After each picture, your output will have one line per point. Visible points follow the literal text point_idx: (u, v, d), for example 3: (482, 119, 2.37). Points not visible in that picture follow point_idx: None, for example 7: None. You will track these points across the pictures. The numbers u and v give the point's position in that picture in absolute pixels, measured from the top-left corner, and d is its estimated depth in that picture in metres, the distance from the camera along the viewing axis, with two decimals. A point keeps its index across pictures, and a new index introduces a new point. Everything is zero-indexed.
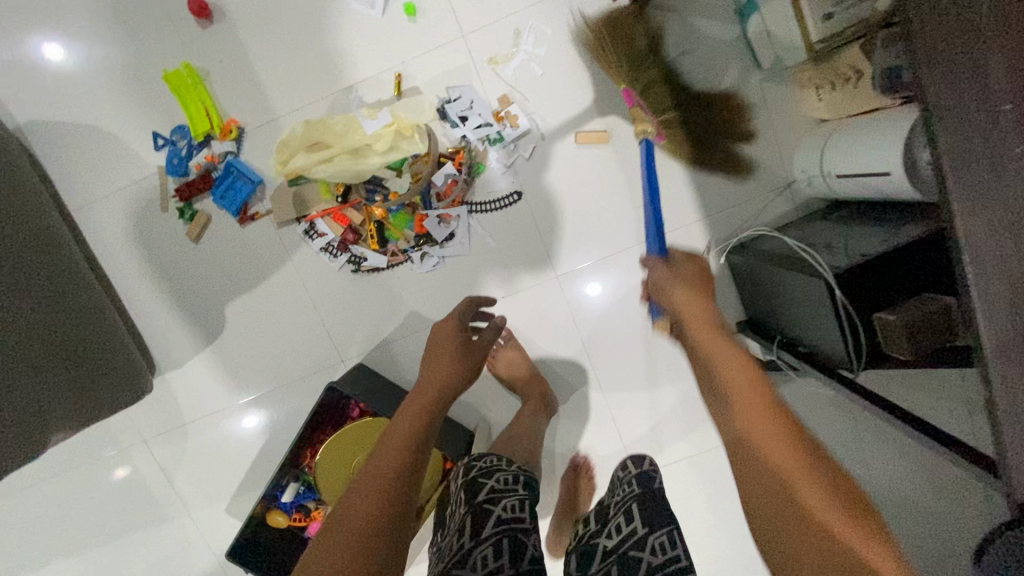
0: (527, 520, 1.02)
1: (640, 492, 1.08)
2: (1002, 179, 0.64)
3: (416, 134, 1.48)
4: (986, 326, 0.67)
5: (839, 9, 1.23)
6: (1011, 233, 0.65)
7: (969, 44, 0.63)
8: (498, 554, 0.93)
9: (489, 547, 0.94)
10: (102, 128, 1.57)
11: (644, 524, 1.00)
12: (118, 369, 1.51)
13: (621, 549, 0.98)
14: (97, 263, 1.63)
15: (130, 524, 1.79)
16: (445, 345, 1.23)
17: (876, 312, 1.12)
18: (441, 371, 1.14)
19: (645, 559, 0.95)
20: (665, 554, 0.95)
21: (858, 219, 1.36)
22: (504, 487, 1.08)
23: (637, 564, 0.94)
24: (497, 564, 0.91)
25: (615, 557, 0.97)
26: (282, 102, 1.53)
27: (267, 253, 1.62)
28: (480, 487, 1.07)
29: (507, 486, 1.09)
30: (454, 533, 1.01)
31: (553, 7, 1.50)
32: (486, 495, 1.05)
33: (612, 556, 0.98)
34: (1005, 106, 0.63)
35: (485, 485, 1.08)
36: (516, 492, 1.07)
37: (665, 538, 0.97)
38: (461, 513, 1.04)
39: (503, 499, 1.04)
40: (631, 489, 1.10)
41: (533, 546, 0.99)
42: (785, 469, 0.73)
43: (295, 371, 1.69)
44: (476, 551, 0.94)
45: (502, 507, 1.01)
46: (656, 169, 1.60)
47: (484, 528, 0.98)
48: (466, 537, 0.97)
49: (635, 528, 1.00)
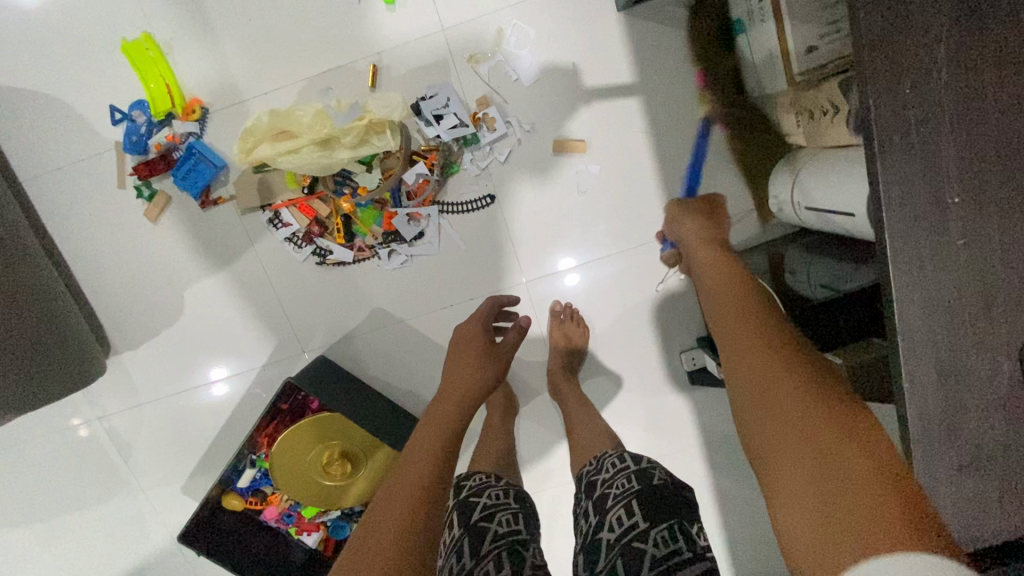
0: (524, 532, 1.10)
1: (640, 488, 1.08)
2: (943, 267, 0.66)
3: (387, 130, 1.42)
4: (912, 402, 0.70)
5: (821, 43, 1.20)
6: (945, 317, 0.67)
7: (924, 135, 0.63)
8: (500, 567, 0.99)
9: (490, 562, 1.00)
10: (55, 97, 1.48)
11: (646, 518, 1.02)
12: (67, 350, 1.48)
13: (624, 541, 1.01)
14: (50, 237, 1.57)
15: (83, 499, 1.78)
16: (465, 353, 1.23)
17: (825, 352, 1.15)
18: (461, 381, 1.14)
19: (648, 552, 0.98)
20: (667, 547, 0.99)
21: (817, 251, 1.38)
22: (497, 502, 1.17)
23: (640, 557, 0.97)
24: None
25: (618, 549, 1.00)
26: (250, 84, 1.47)
27: (229, 239, 1.58)
28: (474, 506, 1.15)
29: (499, 501, 1.17)
30: (451, 555, 1.06)
31: (539, 8, 1.45)
32: (480, 514, 1.12)
33: (615, 548, 1.01)
34: (952, 200, 0.64)
35: (479, 504, 1.15)
36: (509, 506, 1.16)
37: (666, 532, 1.00)
38: (456, 535, 1.09)
39: (498, 514, 1.12)
40: (628, 484, 1.10)
41: (533, 555, 1.05)
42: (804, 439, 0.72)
43: (255, 359, 1.67)
44: (478, 569, 1.00)
45: (498, 523, 1.09)
46: (634, 181, 1.56)
47: (483, 545, 1.04)
48: (466, 557, 1.03)
49: (635, 522, 1.02)
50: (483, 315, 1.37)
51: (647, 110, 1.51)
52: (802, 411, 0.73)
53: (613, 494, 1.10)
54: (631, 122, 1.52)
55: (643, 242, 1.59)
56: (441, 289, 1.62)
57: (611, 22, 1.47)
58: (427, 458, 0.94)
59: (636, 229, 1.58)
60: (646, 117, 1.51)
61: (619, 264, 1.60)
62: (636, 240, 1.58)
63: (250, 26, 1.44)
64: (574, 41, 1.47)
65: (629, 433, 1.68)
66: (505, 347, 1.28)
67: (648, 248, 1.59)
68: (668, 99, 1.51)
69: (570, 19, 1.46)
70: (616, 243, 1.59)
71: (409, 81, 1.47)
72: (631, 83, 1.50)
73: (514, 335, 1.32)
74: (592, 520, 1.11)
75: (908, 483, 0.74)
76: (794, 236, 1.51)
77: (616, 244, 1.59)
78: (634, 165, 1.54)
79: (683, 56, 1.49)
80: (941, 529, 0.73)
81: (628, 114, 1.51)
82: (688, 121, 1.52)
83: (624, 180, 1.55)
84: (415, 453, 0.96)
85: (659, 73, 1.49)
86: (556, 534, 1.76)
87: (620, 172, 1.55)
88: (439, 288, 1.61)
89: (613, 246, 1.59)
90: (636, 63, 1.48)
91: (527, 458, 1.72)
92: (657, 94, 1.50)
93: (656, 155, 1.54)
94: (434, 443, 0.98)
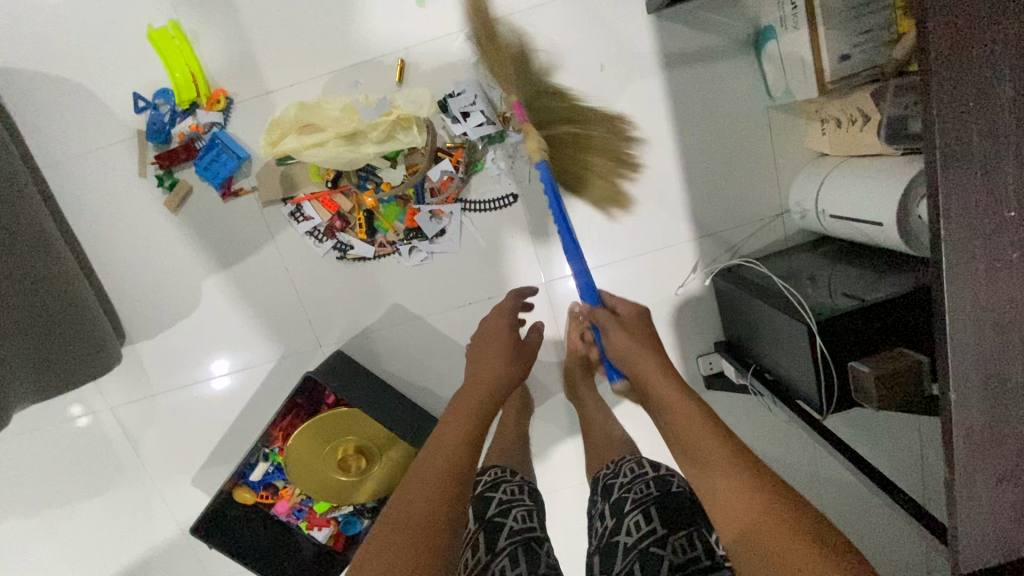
0: (538, 529, 1.09)
1: (659, 494, 1.08)
2: (994, 280, 0.66)
3: (414, 126, 1.41)
4: (959, 414, 0.70)
5: (856, 51, 1.22)
6: (995, 330, 0.68)
7: (985, 149, 0.63)
8: (515, 562, 1.01)
9: (505, 558, 1.01)
10: (78, 83, 1.47)
11: (664, 525, 1.03)
12: (85, 339, 1.46)
13: (642, 545, 1.01)
14: (67, 224, 1.55)
15: (93, 488, 1.77)
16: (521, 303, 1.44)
17: (851, 360, 1.16)
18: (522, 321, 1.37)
19: (666, 558, 0.99)
20: (685, 554, 1.00)
21: (840, 260, 1.39)
22: (513, 497, 1.16)
23: (659, 562, 0.98)
24: (515, 573, 0.99)
25: (637, 553, 1.00)
26: (276, 75, 1.45)
27: (249, 231, 1.57)
28: (490, 501, 1.15)
29: (514, 496, 1.17)
30: (466, 549, 1.08)
31: (567, 8, 1.45)
32: (495, 509, 1.12)
33: (634, 552, 1.01)
34: (1009, 213, 0.65)
35: (494, 498, 1.15)
36: (524, 502, 1.15)
37: (685, 539, 1.01)
38: (471, 529, 1.11)
39: (513, 509, 1.12)
40: (647, 489, 1.09)
41: (547, 554, 1.05)
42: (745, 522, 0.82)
43: (271, 352, 1.67)
44: (493, 563, 1.01)
45: (514, 518, 1.09)
46: (657, 184, 1.55)
47: (499, 541, 1.05)
48: (481, 552, 1.05)
49: (654, 528, 1.02)
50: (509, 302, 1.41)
51: (673, 115, 1.51)
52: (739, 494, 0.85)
53: (631, 498, 1.10)
54: (656, 126, 1.52)
55: (663, 246, 1.59)
56: (460, 287, 1.61)
57: (640, 26, 1.46)
58: (481, 392, 1.07)
59: (657, 232, 1.58)
60: (671, 121, 1.51)
61: (638, 266, 1.60)
62: (656, 243, 1.59)
63: (278, 18, 1.43)
64: (602, 44, 1.47)
65: (643, 435, 1.69)
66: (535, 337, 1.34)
67: (668, 251, 1.59)
68: (695, 103, 1.51)
69: (599, 20, 1.46)
70: (636, 246, 1.59)
71: (436, 78, 1.47)
72: (657, 87, 1.50)
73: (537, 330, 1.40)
74: (610, 522, 1.11)
75: (947, 492, 0.74)
76: (817, 244, 1.52)
77: (636, 246, 1.59)
78: (657, 170, 1.55)
79: (712, 61, 1.48)
80: (979, 537, 0.73)
81: (653, 117, 1.51)
82: (713, 125, 1.52)
83: (646, 182, 1.55)
84: (458, 411, 1.02)
85: (686, 77, 1.49)
86: (566, 532, 1.77)
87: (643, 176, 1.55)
88: (458, 286, 1.61)
89: (633, 248, 1.59)
90: (664, 67, 1.48)
91: (540, 456, 1.72)
92: (682, 99, 1.50)
93: (679, 159, 1.54)
94: (474, 404, 1.04)
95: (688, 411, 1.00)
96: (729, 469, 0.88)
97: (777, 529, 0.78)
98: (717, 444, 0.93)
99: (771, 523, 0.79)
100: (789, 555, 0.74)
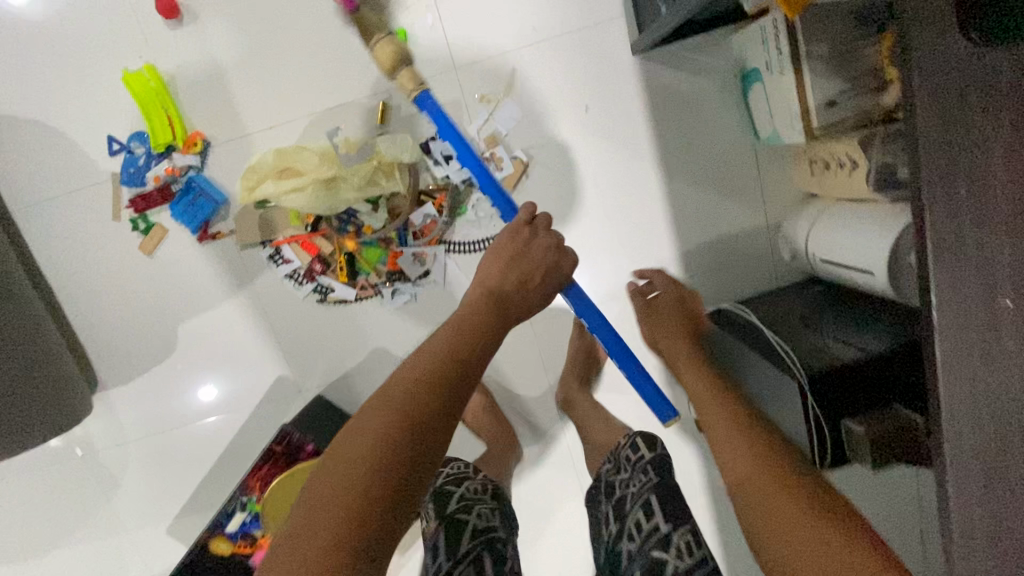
0: (500, 529, 1.12)
1: (659, 481, 1.10)
2: (991, 367, 0.67)
3: (396, 172, 1.39)
4: (956, 496, 0.71)
5: (843, 97, 1.19)
6: (991, 413, 0.68)
7: (979, 242, 0.64)
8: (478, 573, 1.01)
9: (469, 565, 1.02)
10: (51, 126, 1.43)
11: (666, 520, 1.04)
12: (51, 390, 1.40)
13: (646, 550, 1.02)
14: (39, 269, 1.51)
15: (62, 539, 1.70)
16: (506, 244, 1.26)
17: (844, 418, 1.11)
18: (495, 271, 1.22)
19: (669, 561, 0.99)
20: (690, 555, 1.00)
21: (831, 307, 1.34)
22: (476, 495, 1.18)
23: (663, 566, 0.99)
24: None
25: (640, 559, 1.02)
26: (254, 118, 1.42)
27: (227, 274, 1.53)
28: (450, 497, 1.15)
29: (478, 494, 1.18)
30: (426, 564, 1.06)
31: (552, 49, 1.43)
32: (458, 506, 1.13)
33: (637, 559, 1.03)
34: (1006, 302, 0.65)
35: (454, 494, 1.16)
36: (486, 501, 1.17)
37: (689, 538, 1.02)
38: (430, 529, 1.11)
39: (477, 507, 1.14)
40: (648, 477, 1.12)
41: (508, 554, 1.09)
42: (769, 510, 0.86)
43: (249, 397, 1.61)
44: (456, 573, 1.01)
45: (477, 518, 1.10)
46: (645, 223, 1.52)
47: (462, 543, 1.05)
48: (442, 558, 1.05)
49: (657, 526, 1.03)
50: (513, 245, 1.26)
51: (660, 155, 1.49)
52: (768, 483, 0.90)
53: (632, 492, 1.12)
54: (642, 165, 1.49)
55: None
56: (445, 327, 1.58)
57: (625, 66, 1.44)
58: (433, 360, 0.94)
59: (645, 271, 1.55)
60: (657, 161, 1.49)
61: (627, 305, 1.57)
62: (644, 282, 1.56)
63: (257, 59, 1.40)
64: (587, 84, 1.45)
65: None
66: (533, 290, 1.20)
67: None
68: (682, 142, 1.48)
69: (583, 61, 1.44)
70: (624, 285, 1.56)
71: (418, 120, 1.44)
72: (643, 127, 1.47)
73: (543, 291, 1.25)
74: (613, 526, 1.12)
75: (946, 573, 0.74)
76: (808, 284, 1.49)
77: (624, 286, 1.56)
78: (645, 209, 1.52)
79: (698, 101, 1.46)
80: None
81: (639, 157, 1.49)
82: (701, 164, 1.50)
83: (634, 222, 1.52)
84: (389, 403, 0.87)
85: (672, 117, 1.47)
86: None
87: (630, 215, 1.52)
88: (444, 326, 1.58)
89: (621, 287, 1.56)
90: (649, 107, 1.46)
91: (529, 501, 1.67)
92: (668, 139, 1.48)
93: (667, 198, 1.51)
94: (425, 387, 0.89)
95: (746, 444, 0.99)
96: (767, 471, 0.92)
97: (796, 516, 0.83)
98: (749, 445, 0.99)
99: (790, 514, 0.83)
100: (805, 543, 0.79)
